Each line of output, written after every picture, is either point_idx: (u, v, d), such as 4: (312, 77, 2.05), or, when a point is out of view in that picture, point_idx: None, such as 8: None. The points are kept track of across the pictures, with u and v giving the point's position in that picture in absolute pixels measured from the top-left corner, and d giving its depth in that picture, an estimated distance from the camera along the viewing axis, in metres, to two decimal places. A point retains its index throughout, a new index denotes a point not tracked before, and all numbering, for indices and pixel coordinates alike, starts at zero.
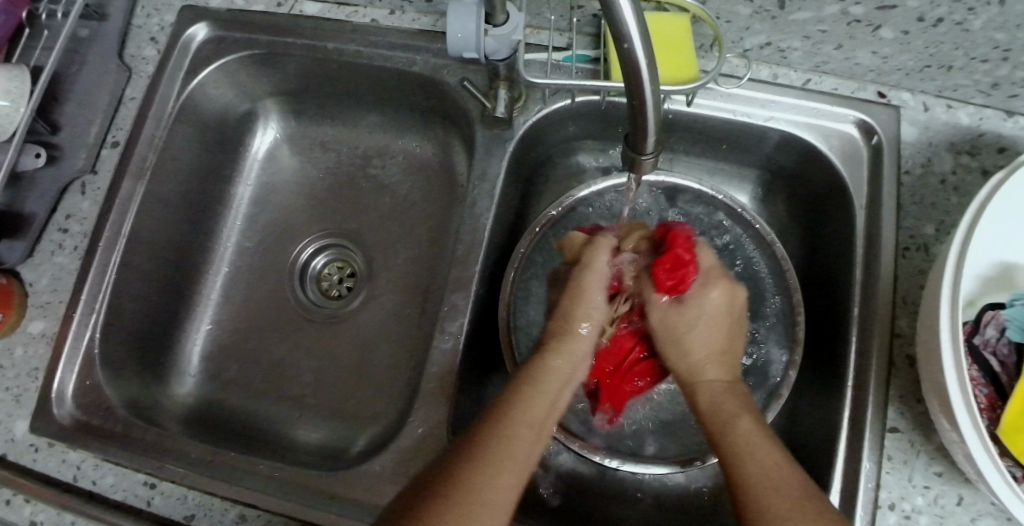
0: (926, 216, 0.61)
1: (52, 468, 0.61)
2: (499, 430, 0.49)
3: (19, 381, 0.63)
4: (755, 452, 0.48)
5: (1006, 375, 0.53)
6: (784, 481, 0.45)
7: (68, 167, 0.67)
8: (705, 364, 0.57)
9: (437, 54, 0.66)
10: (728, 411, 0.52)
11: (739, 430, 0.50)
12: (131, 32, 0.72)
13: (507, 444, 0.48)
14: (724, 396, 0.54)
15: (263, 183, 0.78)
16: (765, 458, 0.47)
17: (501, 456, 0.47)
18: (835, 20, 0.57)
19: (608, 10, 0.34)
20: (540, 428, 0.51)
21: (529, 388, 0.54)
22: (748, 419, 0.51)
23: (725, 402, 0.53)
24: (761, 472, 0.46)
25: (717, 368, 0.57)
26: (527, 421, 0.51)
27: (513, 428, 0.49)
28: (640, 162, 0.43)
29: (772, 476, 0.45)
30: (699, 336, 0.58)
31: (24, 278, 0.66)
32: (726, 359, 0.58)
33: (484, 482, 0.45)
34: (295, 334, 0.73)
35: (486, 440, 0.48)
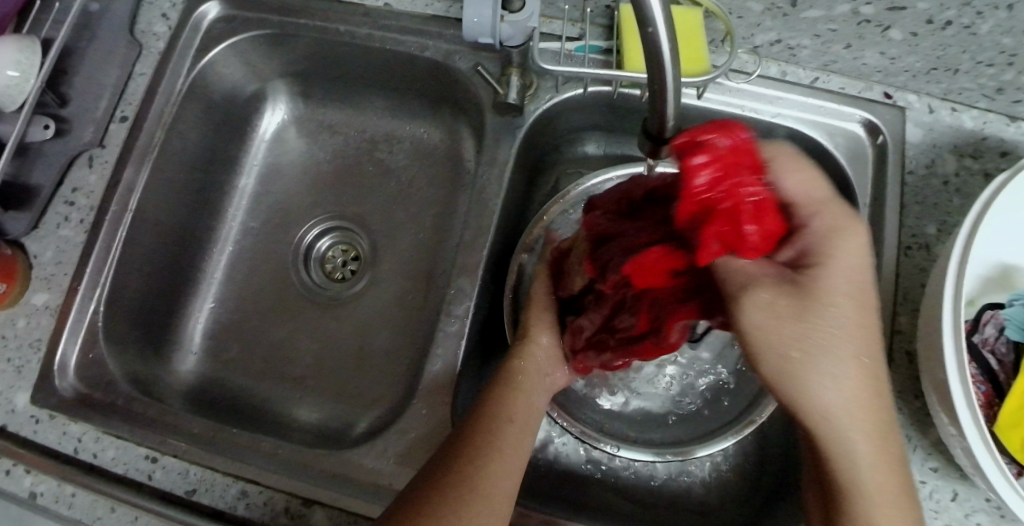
0: (929, 216, 0.62)
1: (52, 440, 0.60)
2: (481, 433, 0.50)
3: (21, 352, 0.63)
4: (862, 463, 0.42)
5: (1004, 373, 0.54)
6: (886, 475, 0.43)
7: (74, 140, 0.67)
8: (795, 349, 0.41)
9: (449, 40, 0.66)
10: (862, 391, 0.41)
11: (837, 420, 0.42)
12: (142, 8, 0.72)
13: (497, 442, 0.49)
14: (856, 412, 0.41)
15: (270, 163, 0.78)
16: (858, 432, 0.42)
17: (492, 461, 0.48)
18: (846, 19, 0.58)
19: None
20: (523, 426, 0.52)
21: (510, 388, 0.54)
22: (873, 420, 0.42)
23: (863, 390, 0.41)
24: (875, 467, 0.42)
25: (837, 365, 0.41)
26: (510, 418, 0.51)
27: (495, 432, 0.50)
28: (656, 149, 0.44)
29: (875, 464, 0.43)
30: (841, 321, 0.41)
31: (29, 250, 0.66)
32: (866, 339, 0.41)
33: (473, 493, 0.47)
34: (298, 315, 0.73)
35: (468, 447, 0.49)
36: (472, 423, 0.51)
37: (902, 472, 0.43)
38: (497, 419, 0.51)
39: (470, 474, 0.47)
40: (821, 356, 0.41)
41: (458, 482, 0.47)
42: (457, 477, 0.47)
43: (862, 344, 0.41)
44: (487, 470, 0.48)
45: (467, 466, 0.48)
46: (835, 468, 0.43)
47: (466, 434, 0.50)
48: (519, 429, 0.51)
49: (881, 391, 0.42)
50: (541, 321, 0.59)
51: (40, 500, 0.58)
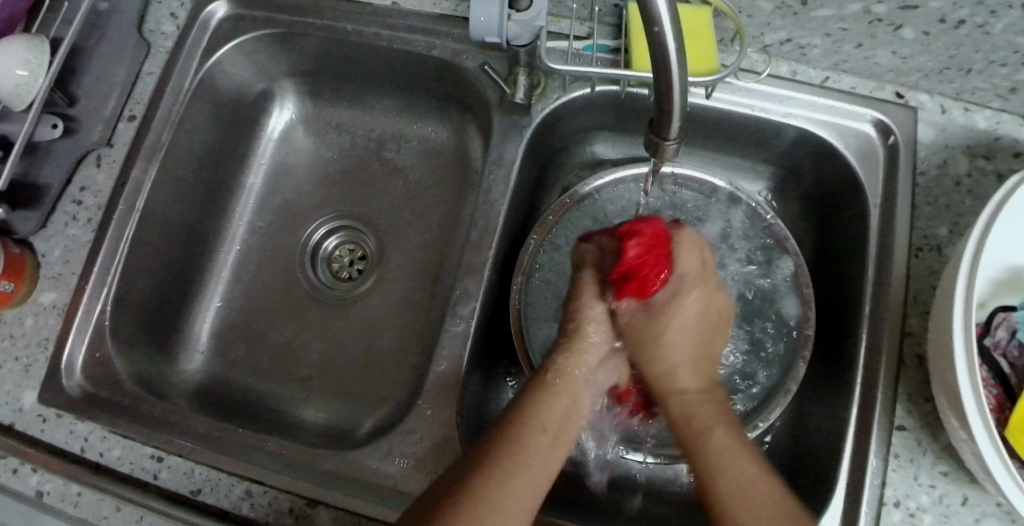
0: (941, 217, 0.61)
1: (59, 439, 0.61)
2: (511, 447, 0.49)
3: (29, 351, 0.63)
4: (736, 458, 0.49)
5: (1015, 377, 0.53)
6: (744, 484, 0.47)
7: (83, 139, 0.67)
8: (679, 353, 0.55)
9: (457, 39, 0.66)
10: (707, 399, 0.53)
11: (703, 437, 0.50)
12: (150, 7, 0.72)
13: (521, 458, 0.48)
14: (702, 408, 0.52)
15: (277, 162, 0.78)
16: (717, 444, 0.49)
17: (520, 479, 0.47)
18: (857, 18, 0.57)
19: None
20: (553, 442, 0.51)
21: (545, 401, 0.53)
22: (726, 429, 0.51)
23: (699, 411, 0.52)
24: (751, 477, 0.47)
25: (683, 332, 0.56)
26: (543, 435, 0.51)
27: (523, 448, 0.49)
28: (662, 150, 0.43)
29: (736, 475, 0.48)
30: (687, 319, 0.56)
31: (37, 249, 0.66)
32: (703, 366, 0.56)
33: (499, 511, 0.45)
34: (305, 314, 0.73)
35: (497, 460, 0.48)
36: (502, 434, 0.50)
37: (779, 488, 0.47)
38: (530, 434, 0.50)
39: (498, 492, 0.46)
40: (666, 335, 0.56)
41: (471, 499, 0.45)
42: (484, 492, 0.46)
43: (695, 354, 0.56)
44: (514, 488, 0.47)
45: (484, 483, 0.46)
46: (697, 459, 0.50)
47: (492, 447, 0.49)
48: (549, 448, 0.50)
49: (715, 395, 0.54)
50: (584, 335, 0.58)
51: (47, 498, 0.58)
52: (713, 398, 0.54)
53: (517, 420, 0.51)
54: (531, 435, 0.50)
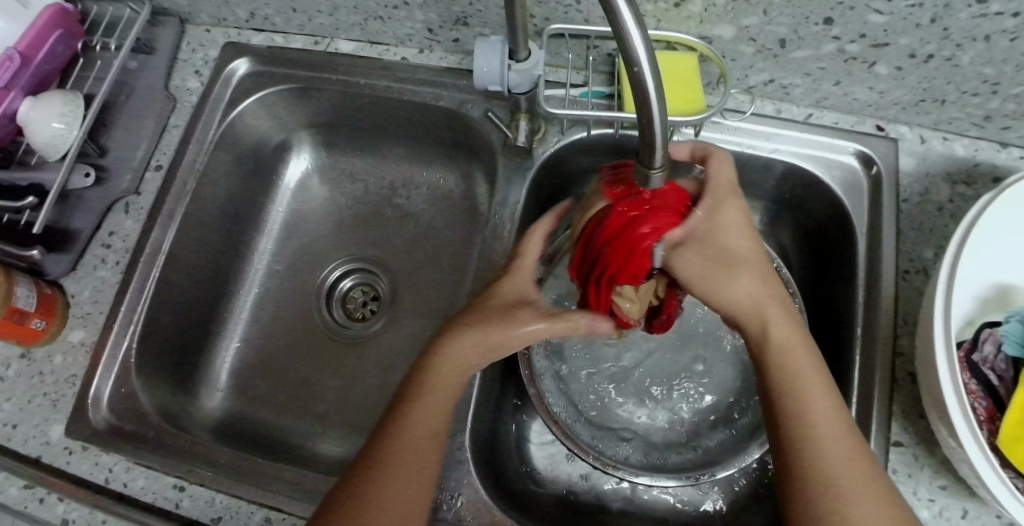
0: (925, 241, 0.64)
1: (84, 470, 0.63)
2: (401, 417, 0.54)
3: (57, 387, 0.66)
4: (818, 414, 0.50)
5: (1004, 389, 0.55)
6: (850, 451, 0.49)
7: (113, 188, 0.72)
8: (757, 309, 0.53)
9: (462, 89, 0.71)
10: (793, 351, 0.52)
11: (815, 418, 0.50)
12: (176, 66, 0.78)
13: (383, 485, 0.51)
14: (785, 359, 0.52)
15: (294, 210, 0.82)
16: (827, 412, 0.50)
17: (415, 451, 0.53)
18: (833, 57, 0.62)
19: (622, 35, 0.39)
20: (444, 392, 0.55)
21: (435, 358, 0.55)
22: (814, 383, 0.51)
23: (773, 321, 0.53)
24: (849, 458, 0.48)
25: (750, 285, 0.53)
26: (406, 457, 0.52)
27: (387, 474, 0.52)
28: (649, 179, 0.47)
29: (842, 445, 0.49)
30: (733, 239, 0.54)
31: (68, 291, 0.70)
32: (761, 279, 0.54)
33: (397, 482, 0.52)
34: (320, 353, 0.76)
35: (391, 431, 0.54)
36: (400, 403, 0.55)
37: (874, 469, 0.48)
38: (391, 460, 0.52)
39: (387, 466, 0.52)
40: (730, 286, 0.53)
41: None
42: (381, 468, 0.52)
43: (808, 364, 0.52)
44: (403, 455, 0.52)
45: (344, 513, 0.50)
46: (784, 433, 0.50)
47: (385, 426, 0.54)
48: (442, 401, 0.55)
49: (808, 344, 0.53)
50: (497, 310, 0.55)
51: None
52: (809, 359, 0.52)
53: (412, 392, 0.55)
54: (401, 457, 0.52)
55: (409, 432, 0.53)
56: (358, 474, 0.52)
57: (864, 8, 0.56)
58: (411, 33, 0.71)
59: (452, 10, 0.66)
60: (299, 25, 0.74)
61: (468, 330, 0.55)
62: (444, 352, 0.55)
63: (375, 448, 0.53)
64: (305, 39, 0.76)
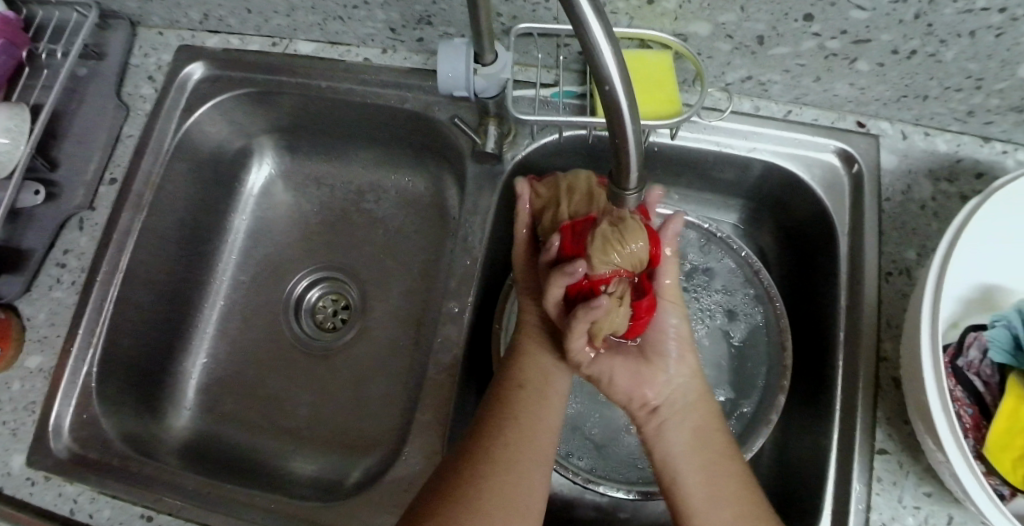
0: (908, 242, 0.63)
1: (49, 502, 0.60)
2: (492, 457, 0.52)
3: (16, 415, 0.64)
4: (728, 504, 0.51)
5: (990, 395, 0.54)
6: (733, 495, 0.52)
7: (66, 204, 0.69)
8: (683, 426, 0.55)
9: (428, 91, 0.68)
10: (706, 426, 0.55)
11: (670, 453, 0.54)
12: (128, 72, 0.74)
13: (504, 437, 0.53)
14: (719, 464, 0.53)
15: (259, 217, 0.79)
16: (715, 453, 0.53)
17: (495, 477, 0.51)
18: (813, 54, 0.59)
19: (584, 37, 0.35)
20: (528, 436, 0.54)
21: (504, 409, 0.55)
22: (731, 470, 0.53)
23: (714, 462, 0.53)
24: (704, 478, 0.52)
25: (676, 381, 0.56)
26: (532, 396, 0.56)
27: (515, 420, 0.54)
28: (624, 199, 0.44)
29: (730, 504, 0.51)
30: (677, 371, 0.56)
31: (22, 314, 0.67)
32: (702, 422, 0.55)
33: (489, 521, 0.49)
34: (291, 366, 0.74)
35: (496, 443, 0.53)
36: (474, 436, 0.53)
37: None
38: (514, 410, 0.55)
39: (468, 505, 0.49)
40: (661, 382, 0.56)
41: (473, 502, 0.49)
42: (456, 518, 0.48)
43: (704, 422, 0.55)
44: (477, 500, 0.49)
45: (474, 458, 0.52)
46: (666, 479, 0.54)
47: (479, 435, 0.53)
48: (520, 446, 0.53)
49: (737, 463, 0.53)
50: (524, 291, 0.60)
51: None
52: (712, 426, 0.55)
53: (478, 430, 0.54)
54: (514, 406, 0.55)
55: (485, 475, 0.51)
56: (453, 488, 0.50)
57: (846, 4, 0.53)
58: (373, 33, 0.67)
59: (414, 9, 0.62)
60: (255, 26, 0.71)
61: (528, 347, 0.58)
62: (510, 407, 0.55)
63: (477, 448, 0.52)
64: (262, 40, 0.73)
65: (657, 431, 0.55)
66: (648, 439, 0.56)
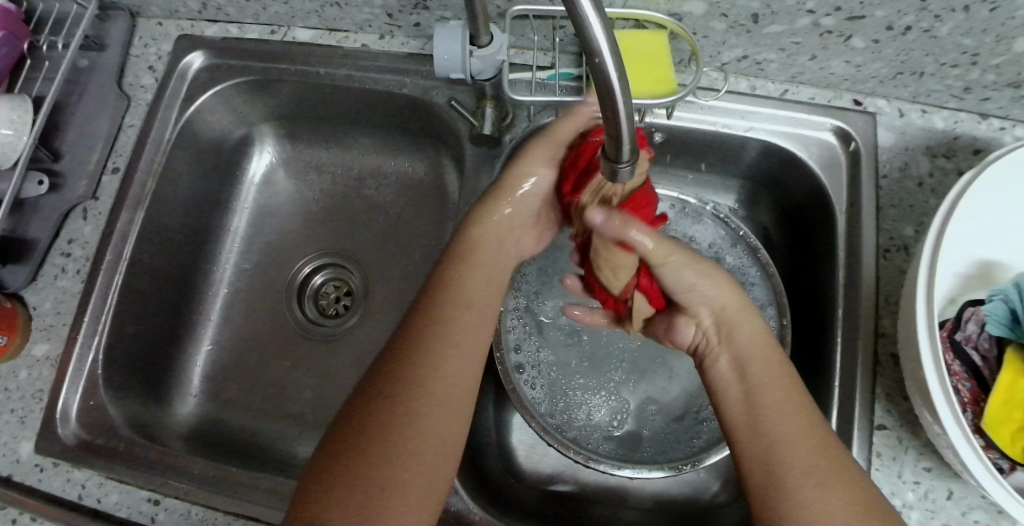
0: (906, 218, 0.63)
1: (57, 487, 0.62)
2: (416, 380, 0.48)
3: (24, 403, 0.65)
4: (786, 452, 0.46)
5: (988, 370, 0.54)
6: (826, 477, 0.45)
7: (69, 193, 0.69)
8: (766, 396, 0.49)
9: (426, 76, 0.68)
10: (766, 359, 0.51)
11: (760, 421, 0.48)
12: (128, 62, 0.75)
13: (431, 357, 0.49)
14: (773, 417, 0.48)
15: (260, 205, 0.80)
16: (783, 414, 0.48)
17: (418, 414, 0.47)
18: (808, 31, 0.59)
19: (573, 10, 0.35)
20: (466, 354, 0.50)
21: (446, 320, 0.51)
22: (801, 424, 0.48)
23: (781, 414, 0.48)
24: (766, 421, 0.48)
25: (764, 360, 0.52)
26: (466, 323, 0.51)
27: (439, 337, 0.50)
28: (615, 174, 0.44)
29: (794, 453, 0.46)
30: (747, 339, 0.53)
31: (28, 303, 0.68)
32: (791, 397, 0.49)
33: (396, 454, 0.45)
34: (294, 352, 0.74)
35: (412, 361, 0.49)
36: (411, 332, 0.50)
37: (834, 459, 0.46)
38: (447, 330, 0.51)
39: (392, 449, 0.45)
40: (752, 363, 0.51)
41: (389, 431, 0.46)
42: (375, 452, 0.45)
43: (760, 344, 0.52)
44: (407, 443, 0.46)
45: (401, 380, 0.48)
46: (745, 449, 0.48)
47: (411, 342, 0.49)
48: (448, 378, 0.49)
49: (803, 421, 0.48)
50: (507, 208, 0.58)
51: None
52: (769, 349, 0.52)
53: (430, 333, 0.50)
54: (447, 320, 0.51)
55: (423, 409, 0.47)
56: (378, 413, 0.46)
57: None
58: (370, 18, 0.68)
59: None
60: (254, 14, 0.71)
61: (472, 257, 0.55)
62: (441, 321, 0.51)
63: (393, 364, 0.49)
64: (261, 28, 0.73)
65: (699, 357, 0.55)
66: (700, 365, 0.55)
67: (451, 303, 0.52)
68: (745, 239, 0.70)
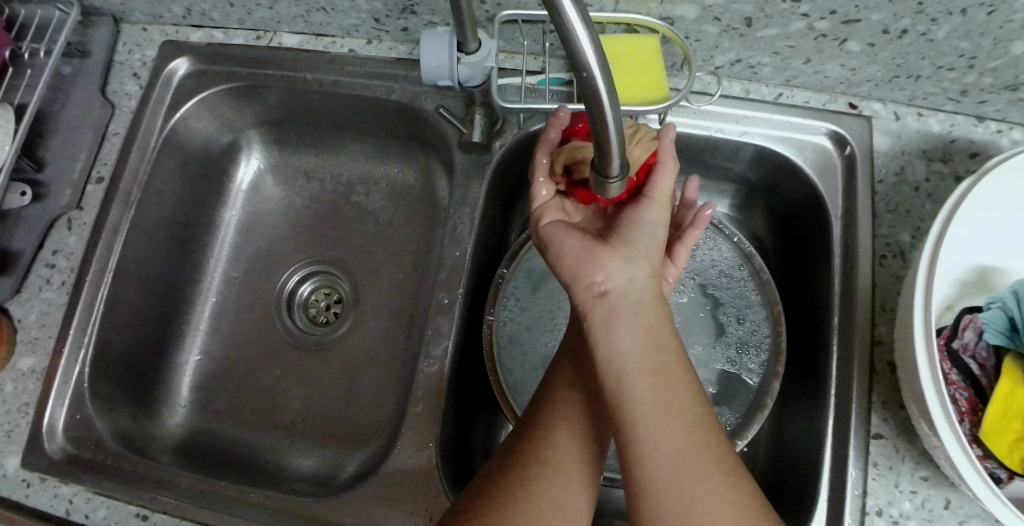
0: (902, 223, 0.62)
1: (44, 502, 0.60)
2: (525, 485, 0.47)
3: (10, 417, 0.64)
4: (662, 453, 0.43)
5: (986, 379, 0.54)
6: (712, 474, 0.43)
7: (53, 204, 0.68)
8: (649, 375, 0.46)
9: (415, 81, 0.67)
10: (662, 350, 0.47)
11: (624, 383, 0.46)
12: (113, 69, 0.74)
13: (542, 468, 0.48)
14: (663, 403, 0.45)
15: (249, 212, 0.79)
16: (664, 403, 0.45)
17: (542, 478, 0.48)
18: (802, 35, 0.58)
19: (560, 23, 0.34)
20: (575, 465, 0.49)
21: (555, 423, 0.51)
22: (682, 409, 0.45)
23: (673, 402, 0.45)
24: (661, 414, 0.44)
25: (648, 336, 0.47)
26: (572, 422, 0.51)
27: (549, 450, 0.49)
28: (608, 188, 0.43)
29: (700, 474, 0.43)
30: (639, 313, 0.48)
31: (13, 315, 0.67)
32: (671, 385, 0.45)
33: (529, 512, 0.46)
34: (284, 361, 0.73)
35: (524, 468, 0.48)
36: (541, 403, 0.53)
37: (735, 477, 0.43)
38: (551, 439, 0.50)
39: None
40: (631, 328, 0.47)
41: None
42: (507, 506, 0.46)
43: (655, 327, 0.48)
44: None
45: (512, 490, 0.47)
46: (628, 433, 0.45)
47: (538, 421, 0.52)
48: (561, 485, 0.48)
49: (694, 419, 0.45)
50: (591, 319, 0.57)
51: None
52: (663, 331, 0.48)
53: (551, 407, 0.53)
54: (554, 429, 0.51)
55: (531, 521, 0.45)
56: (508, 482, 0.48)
57: None
58: (357, 23, 0.66)
59: None
60: (239, 19, 0.70)
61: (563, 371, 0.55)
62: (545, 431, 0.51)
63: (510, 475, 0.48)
64: (246, 33, 0.72)
65: (606, 322, 0.48)
66: (593, 330, 0.48)
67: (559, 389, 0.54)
68: (740, 247, 0.69)
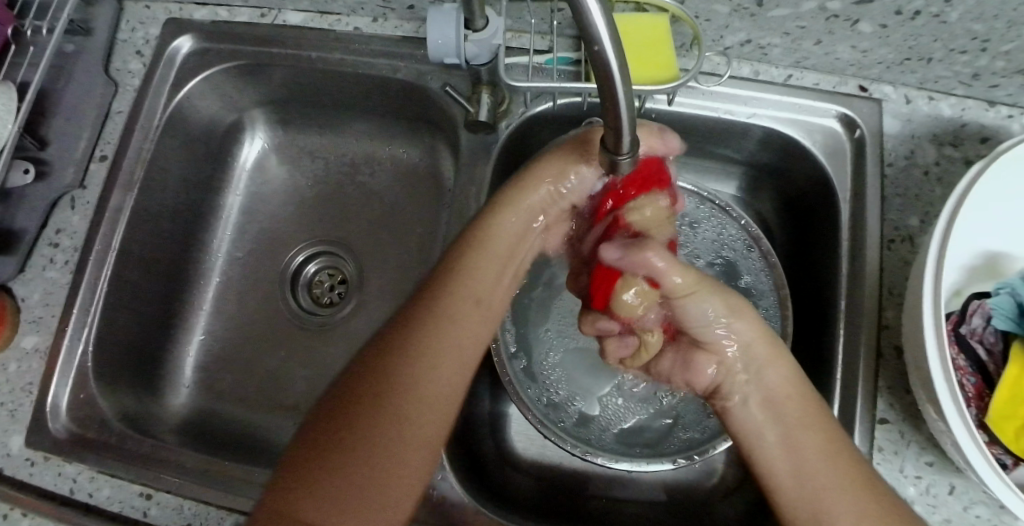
0: (911, 208, 0.61)
1: (48, 481, 0.61)
2: (409, 374, 0.47)
3: (14, 396, 0.64)
4: (812, 486, 0.45)
5: (993, 364, 0.53)
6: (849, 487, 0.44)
7: (56, 182, 0.68)
8: (780, 421, 0.47)
9: (421, 60, 0.66)
10: (787, 391, 0.48)
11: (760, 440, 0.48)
12: (115, 46, 0.73)
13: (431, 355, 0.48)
14: (795, 441, 0.46)
15: (252, 193, 0.79)
16: (791, 435, 0.47)
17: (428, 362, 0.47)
18: (814, 15, 0.58)
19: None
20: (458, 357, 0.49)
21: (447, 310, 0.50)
22: (813, 437, 0.46)
23: (803, 438, 0.46)
24: (791, 448, 0.46)
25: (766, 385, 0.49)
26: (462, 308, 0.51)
27: (439, 336, 0.49)
28: (616, 165, 0.43)
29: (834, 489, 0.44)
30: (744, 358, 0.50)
31: (16, 295, 0.67)
32: (804, 421, 0.47)
33: (414, 404, 0.46)
34: (288, 342, 0.73)
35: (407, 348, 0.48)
36: (424, 303, 0.50)
37: (873, 487, 0.44)
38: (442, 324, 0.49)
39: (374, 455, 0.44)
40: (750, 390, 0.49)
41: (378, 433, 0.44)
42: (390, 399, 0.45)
43: (781, 386, 0.49)
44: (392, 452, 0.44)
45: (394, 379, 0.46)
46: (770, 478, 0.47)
47: (413, 320, 0.49)
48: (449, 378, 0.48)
49: (825, 441, 0.46)
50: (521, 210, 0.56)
51: None
52: (794, 387, 0.49)
53: (426, 316, 0.49)
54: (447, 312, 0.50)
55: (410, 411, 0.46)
56: (363, 396, 0.45)
57: None
58: (363, 1, 0.66)
59: None
60: None
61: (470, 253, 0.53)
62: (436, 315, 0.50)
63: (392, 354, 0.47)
64: (250, 11, 0.71)
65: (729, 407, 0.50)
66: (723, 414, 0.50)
67: (440, 295, 0.51)
68: (747, 229, 0.69)
